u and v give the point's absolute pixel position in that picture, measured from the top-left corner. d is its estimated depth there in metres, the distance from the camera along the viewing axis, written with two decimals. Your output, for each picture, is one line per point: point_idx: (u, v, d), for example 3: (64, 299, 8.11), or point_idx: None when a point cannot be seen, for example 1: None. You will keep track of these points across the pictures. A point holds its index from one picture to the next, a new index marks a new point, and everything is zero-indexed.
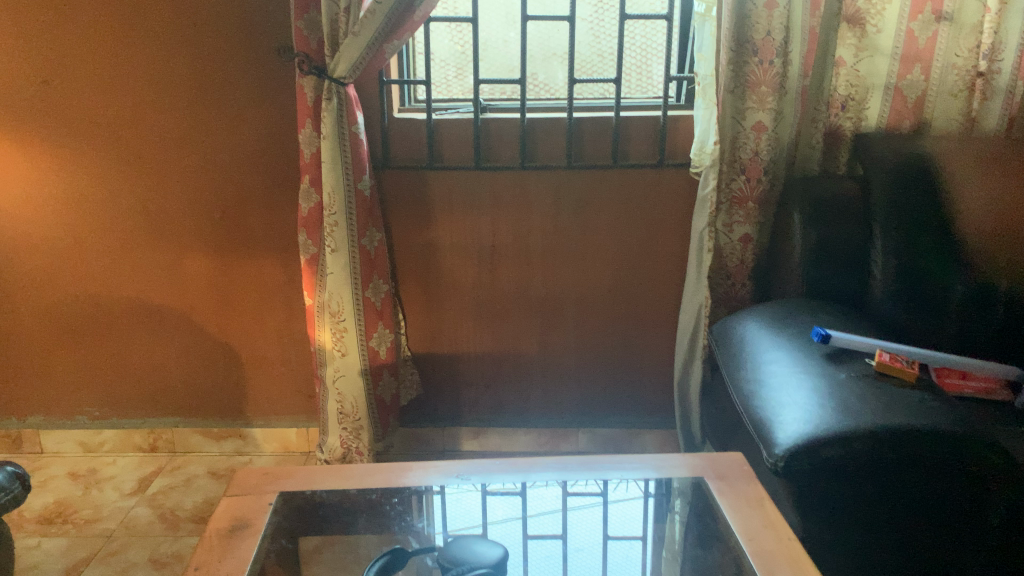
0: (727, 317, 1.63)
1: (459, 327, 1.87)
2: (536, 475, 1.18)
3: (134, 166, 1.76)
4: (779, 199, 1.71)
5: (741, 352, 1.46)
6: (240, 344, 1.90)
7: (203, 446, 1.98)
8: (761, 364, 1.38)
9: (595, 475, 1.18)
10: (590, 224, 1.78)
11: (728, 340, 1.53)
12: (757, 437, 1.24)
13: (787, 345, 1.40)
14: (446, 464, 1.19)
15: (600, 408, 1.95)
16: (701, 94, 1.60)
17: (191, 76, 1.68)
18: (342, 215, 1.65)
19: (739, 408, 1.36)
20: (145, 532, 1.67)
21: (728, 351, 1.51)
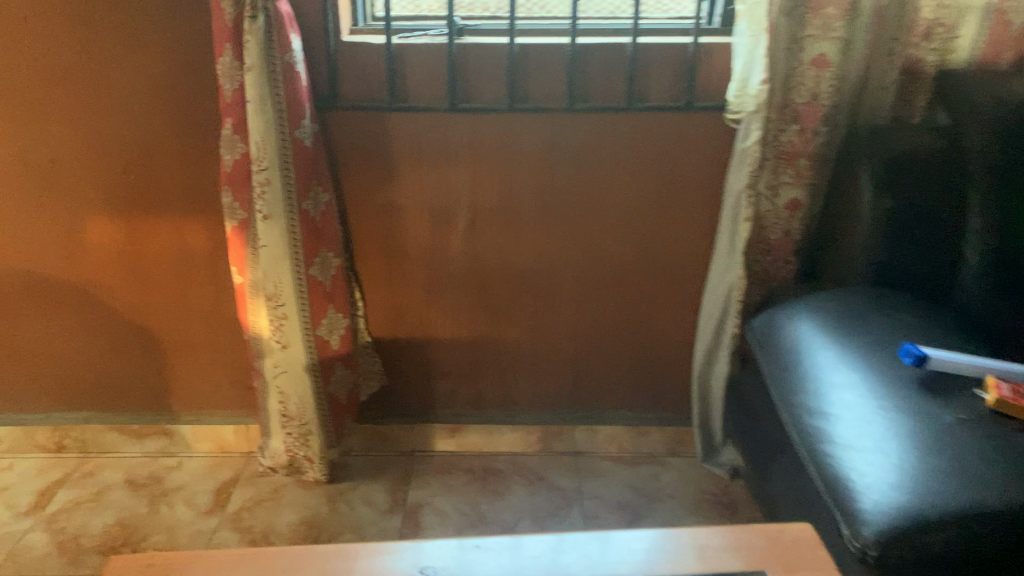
0: (770, 308, 1.28)
1: (429, 308, 1.52)
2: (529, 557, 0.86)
3: (3, 105, 1.34)
4: (837, 153, 1.34)
5: (794, 363, 1.12)
6: (158, 326, 1.54)
7: (121, 446, 1.63)
8: (825, 387, 1.04)
9: (593, 565, 0.84)
10: (596, 182, 1.41)
11: (774, 342, 1.19)
12: (829, 497, 0.92)
13: (858, 360, 1.06)
14: (393, 547, 0.86)
15: (601, 402, 1.62)
16: (747, 15, 1.19)
17: None
18: (276, 170, 1.26)
19: (797, 444, 1.03)
20: (38, 570, 1.34)
21: (776, 357, 1.17)
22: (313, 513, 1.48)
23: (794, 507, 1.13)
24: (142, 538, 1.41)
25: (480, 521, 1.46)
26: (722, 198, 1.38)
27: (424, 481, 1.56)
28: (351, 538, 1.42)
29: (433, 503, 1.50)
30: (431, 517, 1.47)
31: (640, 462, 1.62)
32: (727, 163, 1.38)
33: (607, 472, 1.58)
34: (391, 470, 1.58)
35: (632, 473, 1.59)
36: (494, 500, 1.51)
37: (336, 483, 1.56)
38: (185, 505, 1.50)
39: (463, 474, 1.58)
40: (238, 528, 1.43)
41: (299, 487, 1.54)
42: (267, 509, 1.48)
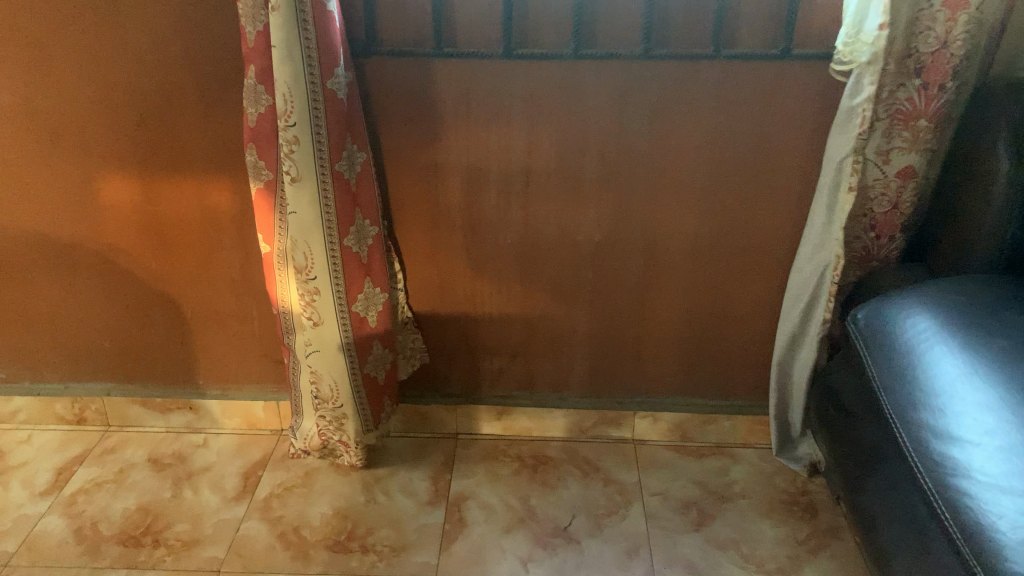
0: (877, 297, 1.09)
1: (477, 282, 1.36)
2: None
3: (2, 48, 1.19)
4: (964, 112, 1.13)
5: (914, 371, 0.95)
6: (181, 294, 1.40)
7: (145, 419, 1.53)
8: (958, 407, 0.87)
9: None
10: (672, 143, 1.22)
11: (885, 342, 1.01)
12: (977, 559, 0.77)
13: (998, 370, 0.88)
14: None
15: (665, 387, 1.47)
16: None
17: None
18: (306, 128, 1.10)
19: (924, 475, 0.87)
20: (53, 561, 1.24)
21: (888, 361, 1.00)
22: (348, 503, 1.36)
23: (908, 535, 0.98)
24: (165, 526, 1.31)
25: (529, 518, 1.33)
26: (821, 164, 1.18)
27: (468, 469, 1.43)
28: (389, 534, 1.30)
29: (477, 494, 1.38)
30: (475, 511, 1.34)
31: (705, 454, 1.47)
32: (828, 123, 1.18)
33: (668, 465, 1.45)
34: (432, 455, 1.47)
35: (696, 467, 1.44)
36: (545, 493, 1.38)
37: (374, 468, 1.44)
38: (211, 488, 1.38)
39: (511, 462, 1.45)
40: (267, 518, 1.32)
41: (333, 472, 1.42)
42: (298, 497, 1.37)
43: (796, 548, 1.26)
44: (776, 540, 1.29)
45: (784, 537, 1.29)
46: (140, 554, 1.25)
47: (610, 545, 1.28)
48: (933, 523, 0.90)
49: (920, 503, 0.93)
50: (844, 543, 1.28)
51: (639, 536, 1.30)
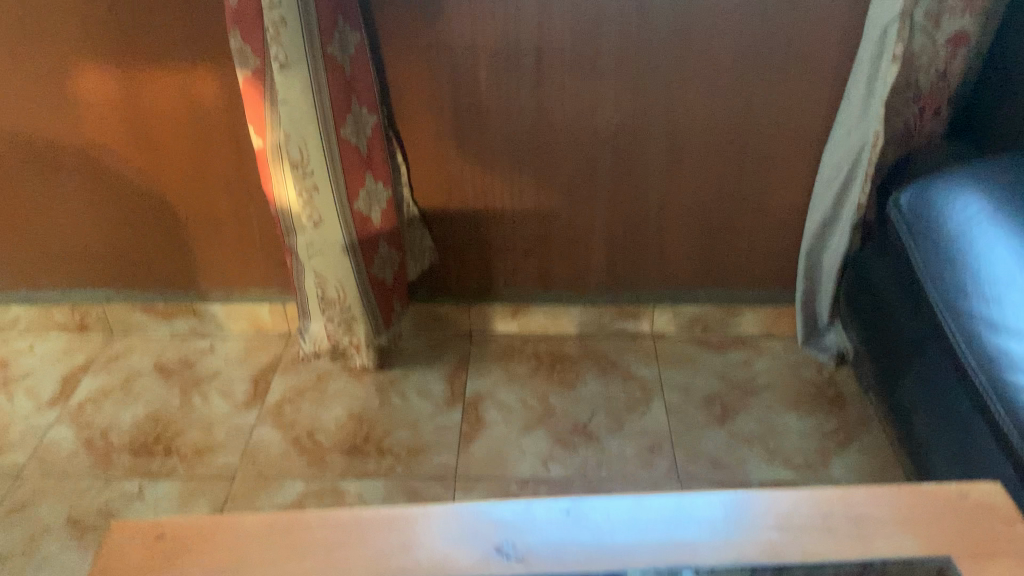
0: (923, 178, 1.00)
1: (487, 174, 1.27)
2: (647, 518, 0.68)
3: None
4: None
5: (963, 262, 0.87)
6: (174, 194, 1.33)
7: (149, 325, 1.48)
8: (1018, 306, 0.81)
9: (728, 547, 0.65)
10: (698, 13, 1.10)
11: (929, 228, 0.93)
12: None
13: None
14: (468, 512, 0.69)
15: (687, 280, 1.40)
16: None
17: None
18: (292, 6, 0.99)
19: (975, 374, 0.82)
20: (65, 473, 1.22)
21: (932, 249, 0.92)
22: (361, 406, 1.32)
23: (948, 430, 0.94)
24: (176, 435, 1.28)
25: (548, 416, 1.30)
26: (864, 30, 1.07)
27: (483, 369, 1.39)
28: (405, 436, 1.27)
29: (494, 394, 1.34)
30: (492, 412, 1.31)
31: (729, 346, 1.42)
32: None
33: (691, 359, 1.40)
34: (446, 355, 1.42)
35: (720, 360, 1.39)
36: (565, 391, 1.34)
37: (387, 370, 1.39)
38: (220, 394, 1.35)
39: (527, 361, 1.41)
40: (279, 424, 1.28)
41: (346, 375, 1.38)
42: (311, 401, 1.33)
43: (824, 441, 1.23)
44: (803, 433, 1.25)
45: (812, 431, 1.25)
46: (153, 464, 1.23)
47: (632, 442, 1.25)
48: (981, 421, 0.86)
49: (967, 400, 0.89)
50: (874, 434, 1.24)
51: (661, 433, 1.26)
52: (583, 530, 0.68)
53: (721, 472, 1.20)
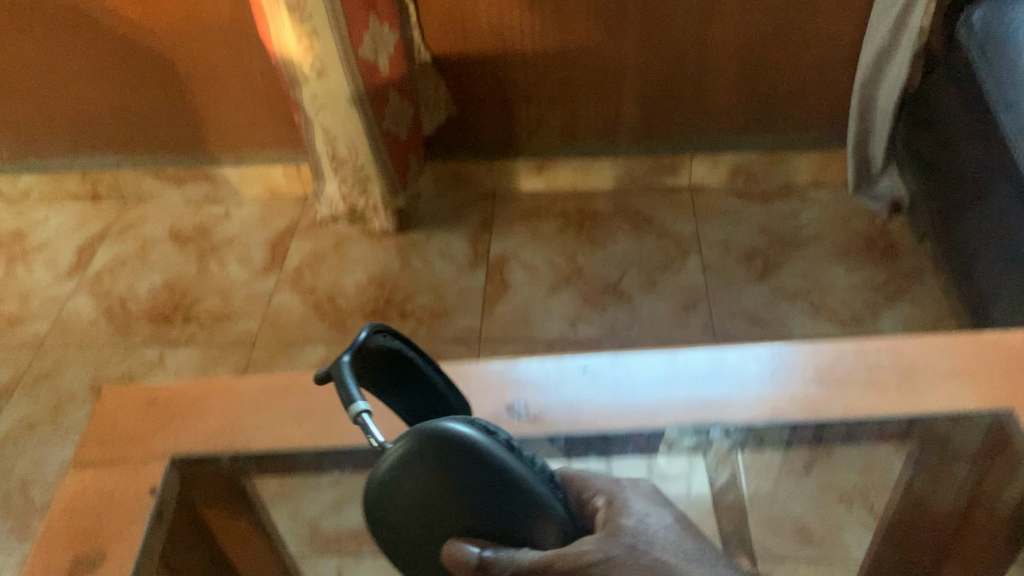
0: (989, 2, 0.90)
1: (503, 10, 1.18)
2: (675, 376, 0.62)
3: None
4: None
5: (1004, 45, 0.84)
6: (167, 50, 1.24)
7: (162, 192, 1.43)
8: None
9: (757, 403, 0.59)
10: None
11: (988, 45, 0.86)
12: None
13: None
14: (492, 372, 0.64)
15: (727, 128, 1.32)
16: None
17: None
18: None
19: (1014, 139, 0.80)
20: (86, 341, 1.20)
21: (984, 53, 0.86)
22: (383, 269, 1.27)
23: (1005, 250, 0.89)
24: (194, 302, 1.25)
25: (577, 276, 1.24)
26: None
27: (509, 228, 1.33)
28: (427, 299, 1.22)
29: (520, 254, 1.28)
30: (518, 273, 1.25)
31: (773, 197, 1.34)
32: None
33: (731, 211, 1.32)
34: (471, 214, 1.36)
35: (763, 212, 1.31)
36: (596, 250, 1.28)
37: (408, 233, 1.33)
38: (237, 260, 1.31)
39: (556, 220, 1.34)
40: (298, 289, 1.24)
41: (364, 240, 1.32)
42: (330, 265, 1.28)
43: (873, 294, 1.16)
44: (852, 288, 1.17)
45: (861, 283, 1.18)
46: (171, 331, 1.20)
47: (667, 300, 1.18)
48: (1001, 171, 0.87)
49: (1006, 189, 0.86)
50: (928, 287, 1.16)
51: (695, 288, 1.20)
52: (603, 388, 0.62)
53: (761, 328, 1.13)
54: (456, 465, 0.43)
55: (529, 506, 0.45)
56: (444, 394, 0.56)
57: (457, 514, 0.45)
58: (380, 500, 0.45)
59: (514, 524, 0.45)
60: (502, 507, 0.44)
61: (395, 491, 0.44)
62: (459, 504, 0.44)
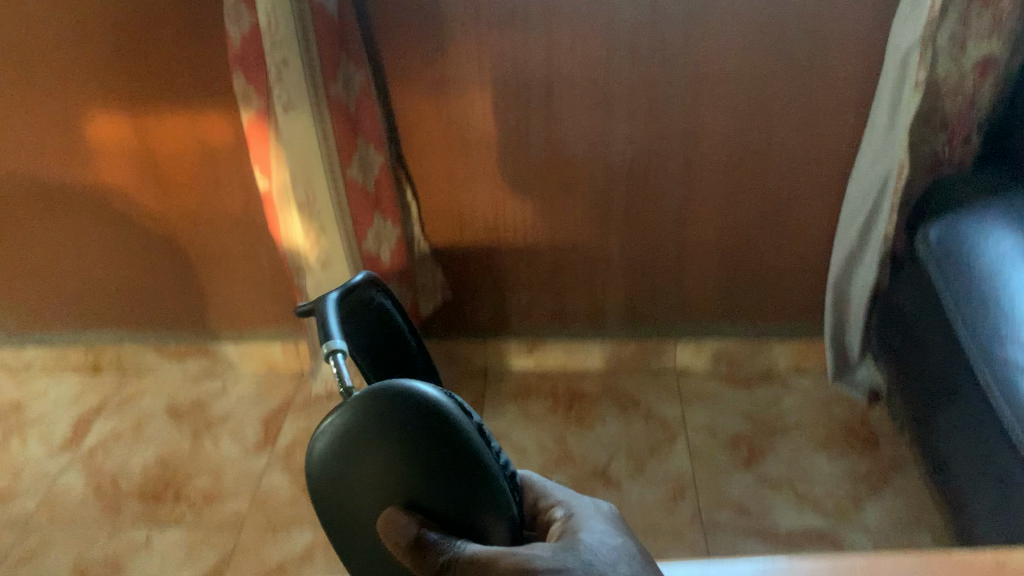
0: (943, 220, 0.98)
1: (499, 205, 1.29)
2: None
3: None
4: None
5: (958, 263, 0.91)
6: (181, 237, 1.32)
7: (162, 367, 1.47)
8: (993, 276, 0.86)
9: None
10: (708, 43, 1.10)
11: (945, 261, 0.93)
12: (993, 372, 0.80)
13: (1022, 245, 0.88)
14: None
15: (708, 316, 1.39)
16: None
17: None
18: (296, 51, 1.00)
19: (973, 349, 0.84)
20: (74, 519, 1.20)
21: (942, 267, 0.93)
22: None
23: (978, 456, 0.90)
24: (185, 480, 1.25)
25: (566, 458, 1.26)
26: (880, 79, 1.07)
27: (500, 409, 1.36)
28: None
29: (510, 434, 1.31)
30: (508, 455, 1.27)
31: (754, 383, 1.39)
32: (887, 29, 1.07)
33: (714, 397, 1.36)
34: (463, 393, 1.40)
35: (746, 398, 1.36)
36: (585, 432, 1.31)
37: None
38: (231, 437, 1.33)
39: (545, 400, 1.38)
40: (289, 468, 1.25)
41: None
42: None
43: (857, 484, 1.18)
44: (836, 478, 1.19)
45: (844, 473, 1.20)
46: (160, 511, 1.20)
47: (655, 486, 1.20)
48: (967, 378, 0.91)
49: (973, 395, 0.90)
50: (911, 478, 1.18)
51: (683, 476, 1.22)
52: None
53: (748, 518, 1.14)
54: (415, 414, 0.49)
55: (483, 497, 0.49)
56: (411, 348, 0.78)
57: (399, 476, 0.49)
58: (331, 446, 0.51)
59: (456, 500, 0.48)
60: (446, 475, 0.48)
61: (348, 436, 0.50)
62: (414, 466, 0.48)
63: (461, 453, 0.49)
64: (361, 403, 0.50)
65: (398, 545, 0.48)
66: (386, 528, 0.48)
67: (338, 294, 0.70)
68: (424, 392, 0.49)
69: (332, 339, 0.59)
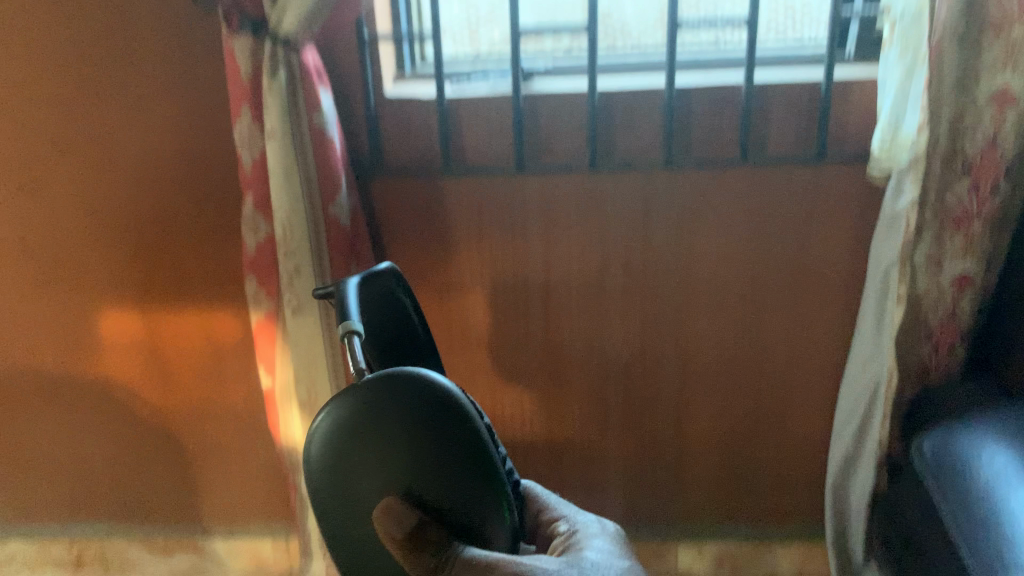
0: (937, 433, 0.99)
1: (497, 401, 1.30)
2: None
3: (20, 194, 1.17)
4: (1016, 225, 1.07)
5: (954, 479, 0.91)
6: (181, 429, 1.33)
7: (148, 561, 1.43)
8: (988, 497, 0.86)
9: None
10: (697, 253, 1.17)
11: (940, 475, 0.93)
12: None
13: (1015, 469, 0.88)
14: None
15: (708, 516, 1.37)
16: (899, 41, 0.98)
17: (77, 72, 1.09)
18: (307, 258, 1.04)
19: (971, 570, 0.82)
20: None
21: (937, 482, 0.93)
22: None
23: None
24: None
25: None
26: (866, 288, 1.13)
27: None
28: None
29: None
30: None
31: None
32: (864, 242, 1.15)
33: None
34: None
35: None
36: None
37: None
38: None
39: None
40: None
41: None
42: None
43: None
44: None
45: None
46: None
47: None
48: None
49: None
50: None
51: None
52: None
53: None
54: (419, 422, 0.65)
55: (472, 499, 0.66)
56: (416, 332, 0.88)
57: (399, 467, 0.65)
58: (337, 431, 0.66)
59: (454, 499, 0.66)
60: (446, 475, 0.65)
61: (356, 423, 0.65)
62: (407, 462, 0.65)
63: (463, 461, 0.66)
64: (364, 407, 0.65)
65: (394, 536, 0.64)
66: (383, 517, 0.64)
67: (359, 281, 0.82)
68: (435, 400, 0.66)
69: (349, 319, 0.73)
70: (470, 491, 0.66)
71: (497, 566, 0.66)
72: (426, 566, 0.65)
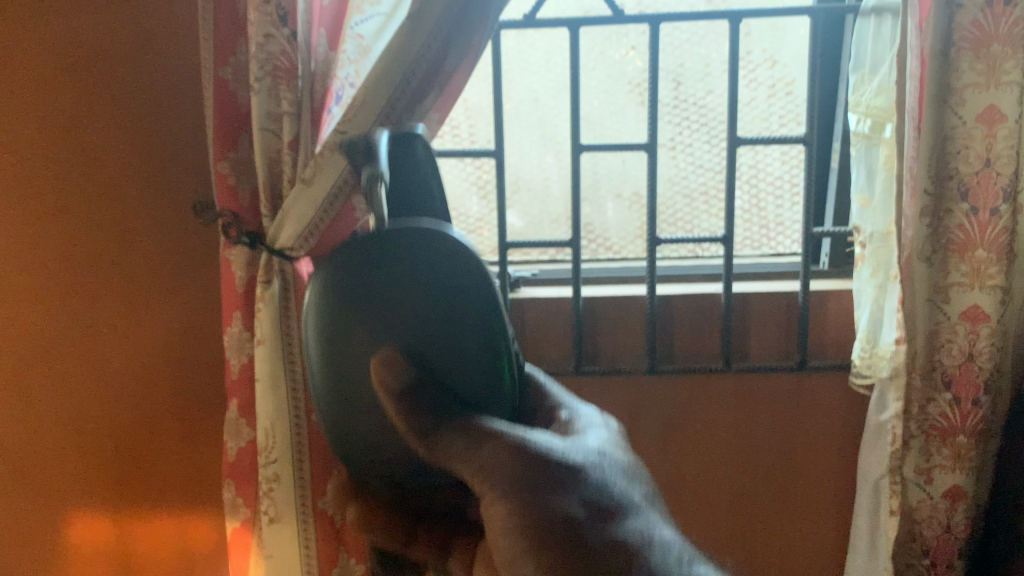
0: None
1: None
2: None
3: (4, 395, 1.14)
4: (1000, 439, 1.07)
5: None
6: None
7: None
8: None
9: None
10: (685, 458, 1.17)
11: None
12: None
13: None
14: None
15: None
16: (867, 258, 1.02)
17: (78, 277, 1.12)
18: (287, 465, 1.02)
19: None
20: None
21: None
22: None
23: None
24: None
25: None
26: (856, 501, 1.10)
27: None
28: None
29: None
30: None
31: None
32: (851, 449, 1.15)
33: None
34: None
35: None
36: None
37: None
38: None
39: None
40: None
41: None
42: None
43: None
44: None
45: None
46: None
47: None
48: None
49: None
50: None
51: None
52: None
53: None
54: (426, 277, 0.57)
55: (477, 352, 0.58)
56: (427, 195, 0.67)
57: (403, 322, 0.58)
58: (342, 280, 0.59)
59: (457, 358, 0.58)
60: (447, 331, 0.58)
61: (361, 268, 0.58)
62: (413, 314, 0.58)
63: (475, 329, 0.58)
64: (370, 254, 0.58)
65: (388, 390, 0.56)
66: (379, 372, 0.57)
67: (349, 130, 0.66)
68: (454, 264, 0.57)
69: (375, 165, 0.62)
70: (475, 362, 0.58)
71: (506, 432, 0.56)
72: (419, 434, 0.55)
